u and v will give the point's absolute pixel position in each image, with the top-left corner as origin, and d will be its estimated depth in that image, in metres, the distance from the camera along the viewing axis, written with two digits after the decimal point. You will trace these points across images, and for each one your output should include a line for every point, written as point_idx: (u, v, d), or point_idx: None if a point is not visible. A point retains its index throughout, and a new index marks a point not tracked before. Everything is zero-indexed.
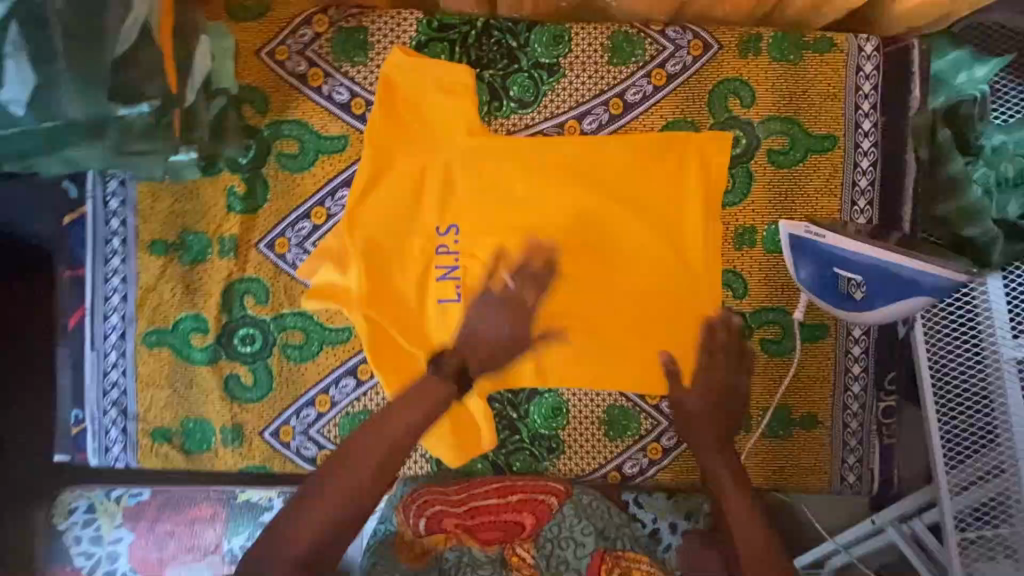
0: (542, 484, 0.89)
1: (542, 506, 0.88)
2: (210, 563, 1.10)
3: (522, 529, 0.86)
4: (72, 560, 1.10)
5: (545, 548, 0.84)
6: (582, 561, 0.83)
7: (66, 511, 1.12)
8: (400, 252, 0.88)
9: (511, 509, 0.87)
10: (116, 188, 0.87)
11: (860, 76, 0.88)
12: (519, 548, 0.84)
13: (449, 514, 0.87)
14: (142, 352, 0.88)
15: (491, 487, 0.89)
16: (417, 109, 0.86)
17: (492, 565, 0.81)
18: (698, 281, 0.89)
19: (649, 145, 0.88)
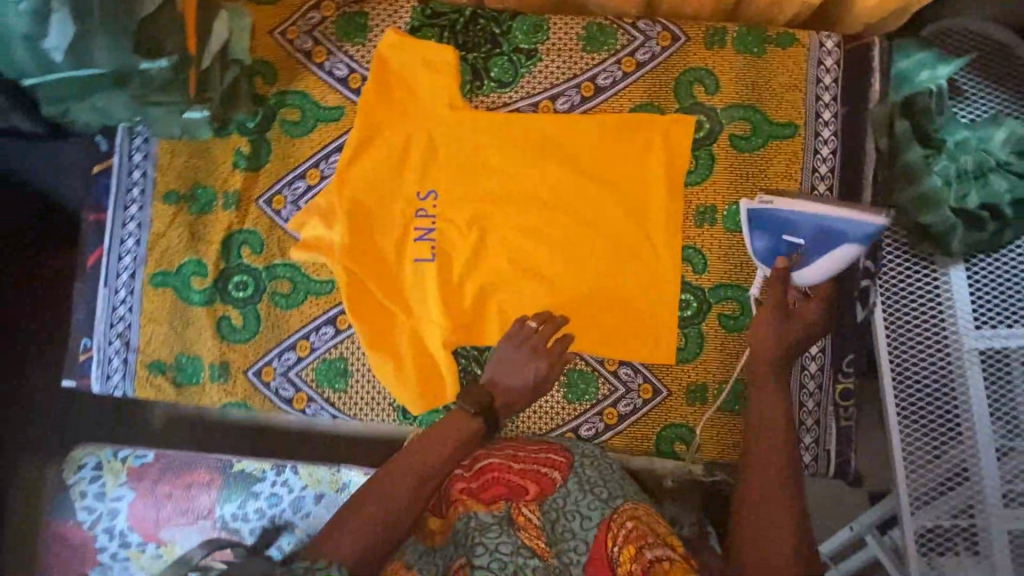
0: (547, 455, 0.87)
1: (545, 476, 0.84)
2: (200, 528, 1.22)
3: (526, 494, 0.82)
4: (77, 512, 1.24)
5: (549, 516, 0.80)
6: (589, 533, 0.78)
7: (77, 466, 1.27)
8: (384, 212, 0.96)
9: (515, 474, 0.84)
10: (141, 144, 0.99)
11: (821, 70, 0.94)
12: (524, 510, 0.81)
13: (458, 480, 0.85)
14: (148, 291, 0.98)
15: (497, 454, 0.86)
16: (406, 84, 0.95)
17: (500, 526, 0.78)
18: (658, 256, 0.95)
19: (618, 126, 0.94)
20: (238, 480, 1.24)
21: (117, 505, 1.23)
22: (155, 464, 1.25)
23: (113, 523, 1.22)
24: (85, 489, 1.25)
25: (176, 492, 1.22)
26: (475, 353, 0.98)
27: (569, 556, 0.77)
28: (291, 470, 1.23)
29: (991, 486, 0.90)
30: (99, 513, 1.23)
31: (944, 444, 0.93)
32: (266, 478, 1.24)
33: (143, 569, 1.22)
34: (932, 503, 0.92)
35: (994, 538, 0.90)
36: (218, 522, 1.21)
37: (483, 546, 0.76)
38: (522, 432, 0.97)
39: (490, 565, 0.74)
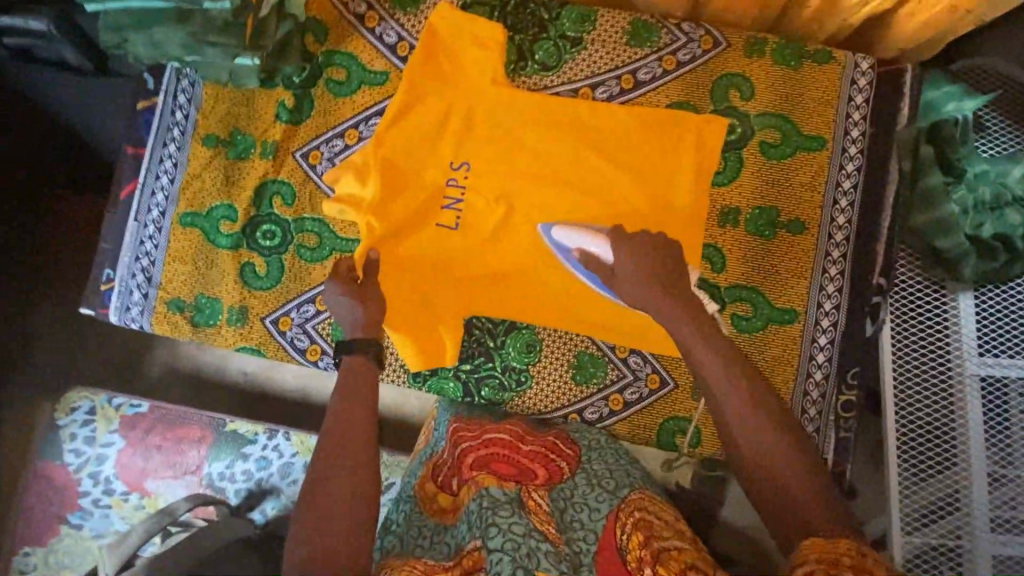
0: (552, 442, 0.91)
1: (554, 464, 0.87)
2: (186, 484, 1.24)
3: (534, 477, 0.84)
4: (62, 455, 1.22)
5: (558, 504, 0.79)
6: (598, 524, 0.77)
7: (68, 408, 1.23)
8: (415, 179, 0.98)
9: (524, 457, 0.88)
10: (187, 86, 1.00)
11: (854, 88, 0.97)
12: (534, 494, 0.79)
13: (473, 452, 0.87)
14: (176, 230, 1.00)
15: (506, 435, 0.91)
16: (452, 57, 0.97)
17: (511, 506, 0.75)
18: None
19: (653, 120, 0.97)
20: (230, 440, 1.25)
21: (107, 451, 1.22)
22: (148, 415, 1.25)
23: (100, 470, 1.22)
24: (74, 432, 1.22)
25: (168, 444, 1.23)
26: (488, 326, 0.99)
27: (580, 546, 0.73)
28: (284, 436, 1.26)
29: (981, 512, 0.92)
30: (86, 457, 1.22)
31: (938, 465, 0.94)
32: (257, 441, 1.25)
33: (124, 518, 1.23)
34: (920, 514, 0.94)
35: (979, 563, 0.91)
36: (205, 479, 1.25)
37: (496, 527, 0.70)
38: (526, 407, 0.99)
39: (504, 545, 0.68)
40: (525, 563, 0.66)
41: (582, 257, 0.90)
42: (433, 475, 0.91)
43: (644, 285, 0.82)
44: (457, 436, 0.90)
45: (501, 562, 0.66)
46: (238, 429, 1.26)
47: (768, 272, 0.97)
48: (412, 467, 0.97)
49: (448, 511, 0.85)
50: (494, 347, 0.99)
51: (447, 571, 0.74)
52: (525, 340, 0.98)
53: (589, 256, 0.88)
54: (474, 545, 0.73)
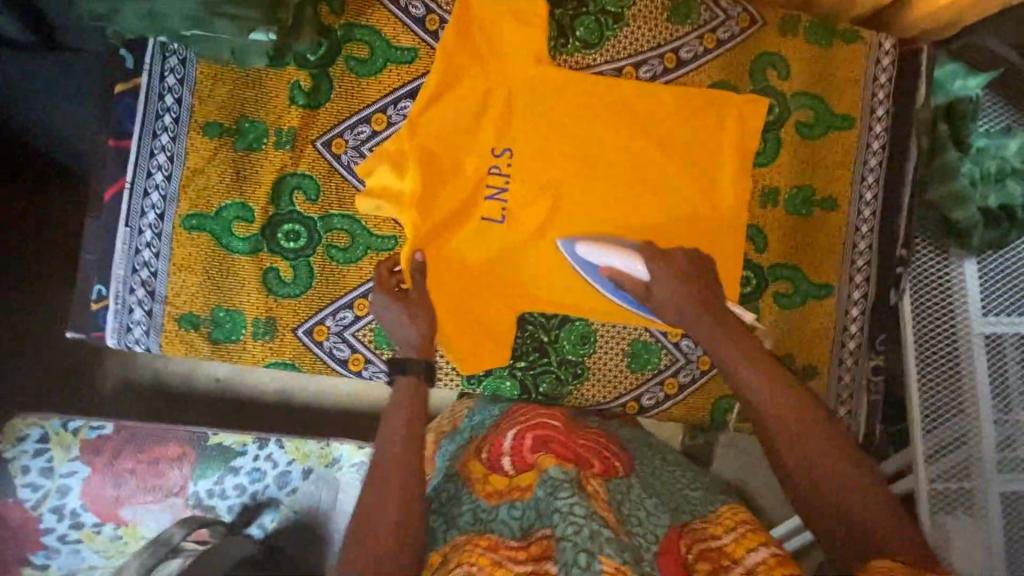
0: (604, 442, 0.86)
1: (609, 461, 0.83)
2: (168, 507, 1.13)
3: (591, 468, 0.79)
4: (16, 491, 1.07)
5: (616, 496, 0.76)
6: (658, 527, 0.73)
7: (14, 439, 1.08)
8: (455, 167, 0.91)
9: (581, 448, 0.83)
10: (176, 65, 0.86)
11: (878, 68, 1.00)
12: (592, 480, 0.76)
13: (530, 434, 0.82)
14: (179, 235, 0.86)
15: (557, 423, 0.86)
16: (490, 35, 0.90)
17: (571, 486, 0.71)
18: (723, 236, 0.97)
19: (697, 100, 0.95)
20: (214, 454, 1.14)
21: (70, 482, 1.09)
22: (113, 438, 1.12)
23: (65, 503, 1.08)
24: (26, 465, 1.07)
25: (142, 467, 1.11)
26: (542, 320, 0.95)
27: (640, 540, 0.70)
28: (276, 444, 1.16)
29: (989, 455, 1.01)
30: (46, 490, 1.08)
31: (952, 418, 1.03)
32: (246, 451, 1.15)
33: (99, 551, 1.11)
34: (938, 464, 1.03)
35: (988, 499, 1.01)
36: (191, 500, 1.13)
37: (557, 512, 0.68)
38: (585, 399, 0.97)
39: (568, 530, 0.65)
40: (590, 547, 0.63)
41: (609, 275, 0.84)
42: (478, 454, 0.84)
43: (682, 303, 0.77)
44: (512, 419, 0.87)
45: (566, 550, 0.64)
46: (223, 441, 1.14)
47: (807, 249, 1.00)
48: (444, 452, 0.91)
49: (498, 493, 0.77)
50: (548, 341, 0.96)
51: (511, 552, 0.69)
52: (580, 331, 0.96)
53: (622, 275, 0.81)
54: (543, 533, 0.70)
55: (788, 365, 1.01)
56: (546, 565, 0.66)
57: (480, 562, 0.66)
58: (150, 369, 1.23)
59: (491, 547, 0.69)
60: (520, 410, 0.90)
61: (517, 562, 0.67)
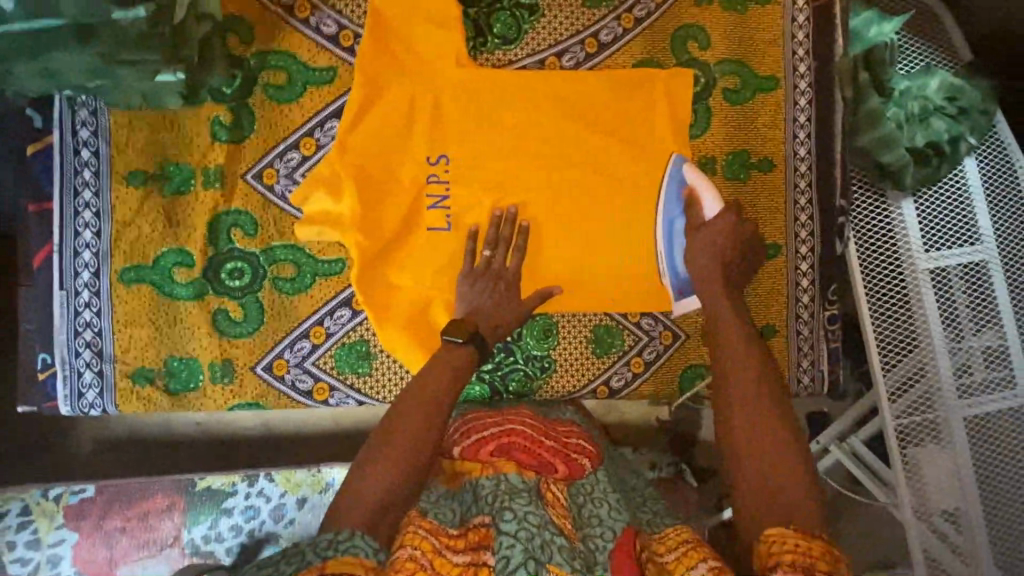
0: (578, 441, 0.88)
1: (576, 462, 0.84)
2: (166, 559, 1.13)
3: (555, 473, 0.82)
4: (6, 567, 1.08)
5: (577, 500, 0.80)
6: (616, 524, 0.76)
7: None
8: (391, 182, 0.90)
9: (547, 450, 0.85)
10: (87, 117, 0.83)
11: (794, 26, 1.02)
12: (553, 487, 0.80)
13: (494, 441, 0.85)
14: (119, 290, 0.84)
15: (528, 427, 0.88)
16: (405, 42, 0.89)
17: (529, 495, 0.76)
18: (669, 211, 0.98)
19: (624, 81, 0.96)
20: (203, 499, 1.15)
21: (59, 550, 1.10)
22: (96, 499, 1.13)
23: (58, 571, 1.09)
24: (12, 539, 1.09)
25: (132, 522, 1.12)
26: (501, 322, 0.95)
27: (593, 543, 0.74)
28: (267, 477, 1.17)
29: (948, 383, 1.07)
30: (36, 563, 1.09)
31: (908, 352, 1.08)
32: (236, 491, 1.16)
33: None
34: (901, 398, 1.07)
35: (953, 426, 1.06)
36: (188, 548, 1.13)
37: (511, 512, 0.72)
38: (555, 390, 0.98)
39: (518, 533, 0.70)
40: (538, 555, 0.69)
41: (686, 197, 0.95)
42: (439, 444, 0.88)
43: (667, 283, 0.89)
44: (475, 423, 0.88)
45: (512, 549, 0.69)
46: (211, 484, 1.16)
47: (751, 213, 1.02)
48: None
49: (458, 478, 0.84)
50: (512, 340, 0.96)
51: (453, 540, 0.73)
52: (541, 326, 0.97)
53: (696, 202, 0.94)
54: (480, 520, 0.75)
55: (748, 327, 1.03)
56: (484, 554, 0.72)
57: (423, 547, 0.70)
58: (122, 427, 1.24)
59: (433, 532, 0.73)
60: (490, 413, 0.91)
61: (456, 551, 0.72)
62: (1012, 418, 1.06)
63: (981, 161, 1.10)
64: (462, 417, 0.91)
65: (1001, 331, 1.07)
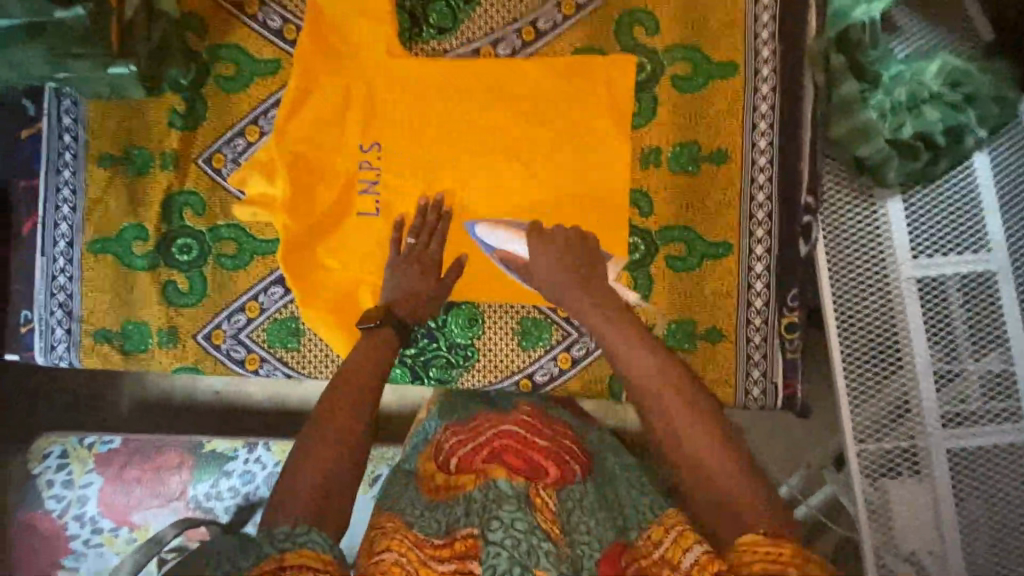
0: (571, 445, 0.86)
1: (567, 466, 0.81)
2: (173, 510, 1.27)
3: (545, 476, 0.79)
4: (44, 502, 1.27)
5: (566, 504, 0.76)
6: (604, 535, 0.72)
7: (41, 455, 1.29)
8: (324, 167, 0.94)
9: (539, 453, 0.82)
10: (70, 106, 0.95)
11: (758, 8, 0.95)
12: (542, 492, 0.76)
13: (486, 446, 0.82)
14: (87, 259, 0.96)
15: (519, 428, 0.85)
16: (343, 34, 0.93)
17: (517, 501, 0.72)
18: (604, 207, 0.95)
19: (562, 69, 0.94)
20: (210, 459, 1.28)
21: (87, 491, 1.27)
22: (121, 450, 1.29)
23: (84, 510, 1.26)
24: (51, 478, 1.27)
25: (146, 475, 1.27)
26: None
27: (581, 549, 0.71)
28: (264, 447, 1.29)
29: (930, 410, 0.94)
30: (67, 501, 1.27)
31: (886, 370, 0.95)
32: (236, 456, 1.28)
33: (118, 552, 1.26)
34: (875, 422, 0.95)
35: (934, 458, 0.93)
36: (191, 502, 1.26)
37: (498, 520, 0.69)
38: (477, 380, 0.97)
39: (504, 542, 0.68)
40: (525, 561, 0.66)
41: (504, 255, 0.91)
42: (435, 454, 0.86)
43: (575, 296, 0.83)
44: (468, 428, 0.86)
45: (498, 557, 0.66)
46: (216, 447, 1.29)
47: (699, 208, 0.96)
48: (412, 442, 0.93)
49: (441, 490, 0.79)
50: (436, 326, 0.97)
51: (437, 550, 0.70)
52: (466, 314, 0.97)
53: (510, 255, 0.91)
54: (468, 531, 0.71)
55: (690, 329, 0.96)
56: (469, 565, 0.68)
57: (409, 556, 0.69)
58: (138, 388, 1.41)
59: (416, 544, 0.71)
60: (474, 419, 0.89)
61: (441, 560, 0.69)
62: (1008, 455, 0.92)
63: (995, 156, 0.94)
64: (447, 427, 0.88)
65: (1005, 354, 0.92)
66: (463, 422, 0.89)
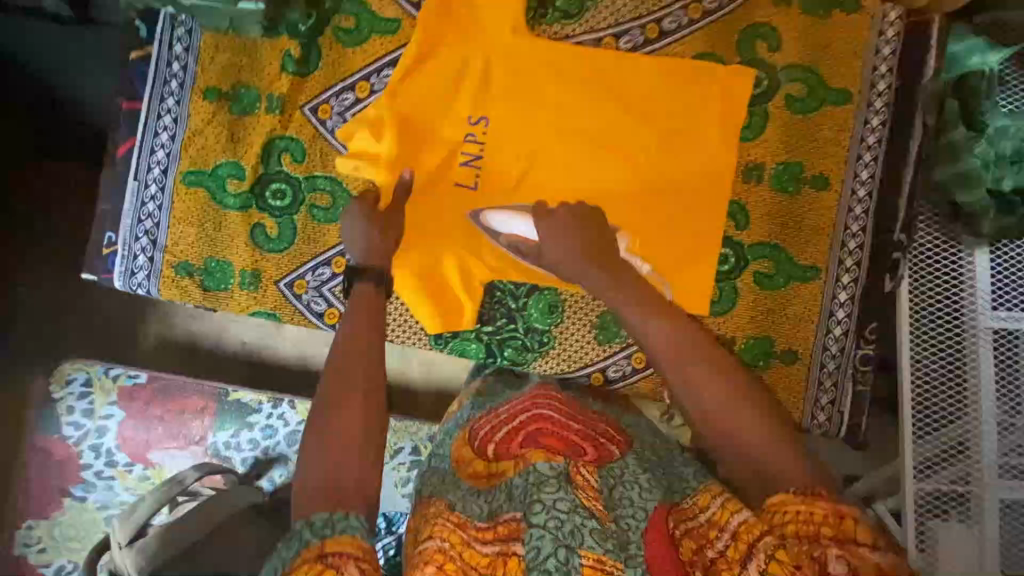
0: (605, 427, 0.85)
1: (605, 447, 0.81)
2: (191, 453, 1.27)
3: (584, 454, 0.77)
4: (63, 428, 1.25)
5: (607, 481, 0.74)
6: (648, 503, 0.71)
7: (64, 380, 1.27)
8: (431, 135, 0.94)
9: (575, 435, 0.82)
10: (183, 34, 0.94)
11: (881, 41, 0.94)
12: (582, 469, 0.74)
13: (523, 430, 0.82)
14: (180, 190, 0.95)
15: (554, 413, 0.85)
16: (469, 4, 0.92)
17: (557, 481, 0.69)
18: (670, 210, 0.96)
19: (680, 72, 0.94)
20: (231, 409, 1.27)
21: (107, 423, 1.25)
22: (146, 386, 1.27)
23: (102, 441, 1.24)
24: (72, 405, 1.26)
25: (169, 415, 1.26)
26: (510, 287, 0.97)
27: (627, 522, 0.69)
28: (287, 405, 1.27)
29: (989, 459, 0.95)
30: (87, 429, 1.25)
31: (950, 416, 0.96)
32: (259, 409, 1.27)
33: (129, 489, 1.25)
34: (935, 466, 0.96)
35: (987, 508, 0.94)
36: (210, 449, 1.27)
37: (540, 502, 0.67)
38: (551, 367, 0.98)
39: (547, 523, 0.65)
40: (569, 541, 0.64)
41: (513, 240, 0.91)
42: (469, 439, 0.85)
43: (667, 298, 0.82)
44: (506, 411, 0.86)
45: (542, 539, 0.65)
46: (241, 398, 1.28)
47: (794, 228, 0.96)
48: (447, 426, 0.94)
49: (485, 476, 0.79)
50: (516, 308, 0.97)
51: (481, 532, 0.70)
52: (547, 300, 0.97)
53: (521, 239, 0.91)
54: (511, 515, 0.70)
55: (768, 348, 0.97)
56: (514, 547, 0.67)
57: (452, 540, 0.69)
58: (180, 328, 1.38)
59: (462, 525, 0.71)
60: (511, 403, 0.88)
61: (486, 542, 0.69)
62: None
63: None
64: (486, 412, 0.89)
65: None
66: (493, 411, 0.89)
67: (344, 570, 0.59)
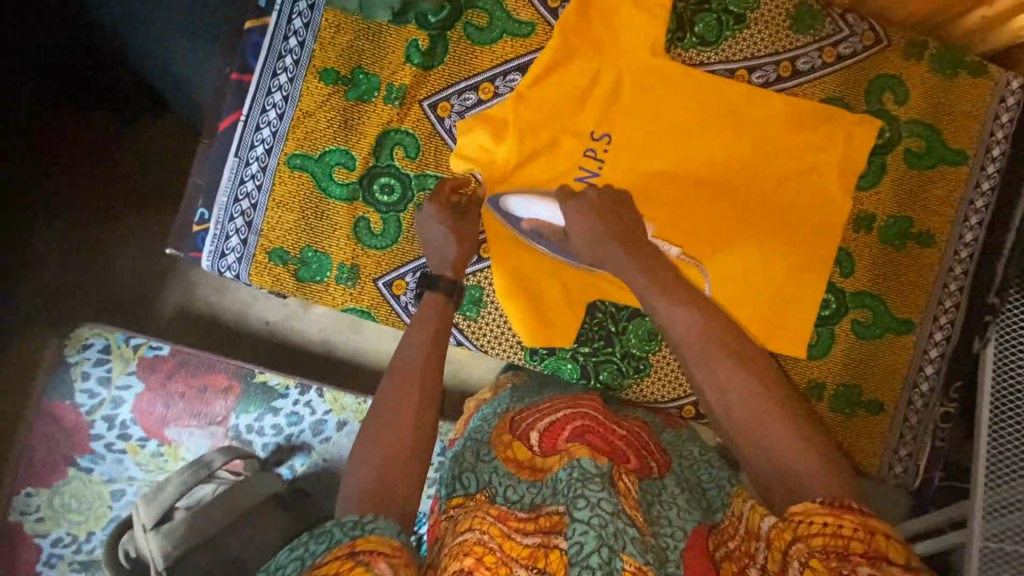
0: (646, 440, 0.82)
1: (645, 459, 0.78)
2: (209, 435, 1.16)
3: (627, 462, 0.76)
4: (74, 395, 1.12)
5: (648, 495, 0.72)
6: (688, 523, 0.70)
7: (80, 345, 1.14)
8: (551, 146, 0.91)
9: (616, 437, 0.79)
10: (304, 9, 0.89)
11: (1001, 107, 0.95)
12: (624, 477, 0.72)
13: (570, 424, 0.78)
14: (283, 172, 0.90)
15: (596, 412, 0.82)
16: (608, 18, 0.90)
17: (602, 481, 0.67)
18: (745, 240, 0.95)
19: (808, 113, 0.93)
20: (258, 392, 1.17)
21: (124, 394, 1.14)
22: (168, 359, 1.16)
23: (117, 413, 1.13)
24: (87, 370, 1.13)
25: (191, 392, 1.15)
26: (612, 310, 0.95)
27: (665, 540, 0.67)
28: (317, 392, 1.18)
29: None
30: (100, 399, 1.13)
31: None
32: (288, 395, 1.17)
33: (139, 465, 1.12)
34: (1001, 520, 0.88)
35: None
36: (231, 431, 1.16)
37: (583, 498, 0.64)
38: (643, 394, 0.97)
39: (591, 519, 0.62)
40: (611, 543, 0.61)
41: (534, 226, 0.88)
42: (509, 429, 0.82)
43: None
44: (550, 404, 0.83)
45: (585, 536, 0.61)
46: (268, 380, 1.17)
47: (896, 282, 0.97)
48: (483, 412, 0.90)
49: (531, 467, 0.75)
50: (615, 331, 0.95)
51: (521, 523, 0.67)
52: (648, 328, 0.95)
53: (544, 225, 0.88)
54: (554, 508, 0.68)
55: (854, 397, 0.98)
56: (555, 539, 0.64)
57: (491, 532, 0.64)
58: (204, 300, 1.26)
59: (501, 518, 0.67)
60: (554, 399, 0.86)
61: (525, 533, 0.66)
62: None
63: None
64: (535, 404, 0.86)
65: None
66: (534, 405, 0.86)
67: (376, 566, 0.55)
